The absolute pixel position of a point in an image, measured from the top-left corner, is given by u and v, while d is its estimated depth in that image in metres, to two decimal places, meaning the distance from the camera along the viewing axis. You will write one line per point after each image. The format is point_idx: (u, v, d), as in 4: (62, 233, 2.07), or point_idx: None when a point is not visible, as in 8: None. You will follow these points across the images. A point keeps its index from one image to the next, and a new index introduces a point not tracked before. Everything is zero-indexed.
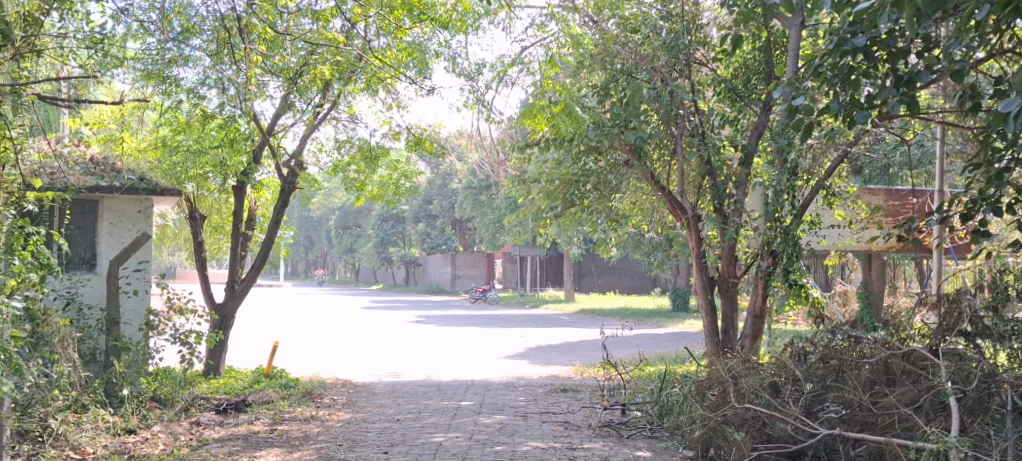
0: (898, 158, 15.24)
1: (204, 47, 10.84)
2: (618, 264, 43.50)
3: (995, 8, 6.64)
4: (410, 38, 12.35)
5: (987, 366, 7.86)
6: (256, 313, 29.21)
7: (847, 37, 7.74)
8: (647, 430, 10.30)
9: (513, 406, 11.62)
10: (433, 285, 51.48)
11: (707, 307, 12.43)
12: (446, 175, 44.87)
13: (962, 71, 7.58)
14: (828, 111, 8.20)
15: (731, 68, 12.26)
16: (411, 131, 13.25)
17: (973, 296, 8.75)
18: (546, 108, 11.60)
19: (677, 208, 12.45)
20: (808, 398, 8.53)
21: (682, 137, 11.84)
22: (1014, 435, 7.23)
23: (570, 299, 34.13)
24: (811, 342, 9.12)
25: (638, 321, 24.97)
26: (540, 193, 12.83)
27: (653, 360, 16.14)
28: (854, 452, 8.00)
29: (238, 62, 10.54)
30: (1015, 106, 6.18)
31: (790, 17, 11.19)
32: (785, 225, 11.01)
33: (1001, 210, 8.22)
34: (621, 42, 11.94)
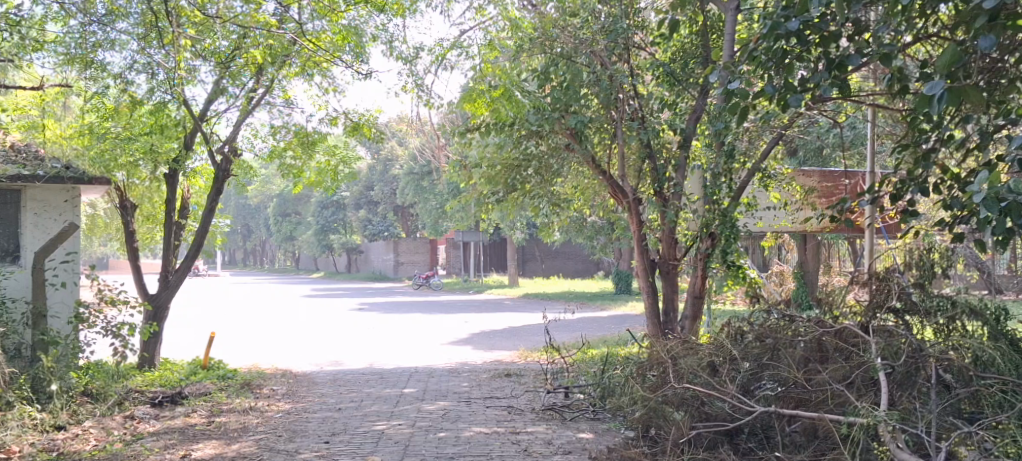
0: (832, 140, 15.52)
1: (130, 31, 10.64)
2: (562, 249, 43.92)
3: None
4: (345, 21, 12.29)
5: (915, 342, 8.03)
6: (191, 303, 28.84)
7: (780, 22, 7.88)
8: (589, 413, 10.39)
9: (456, 392, 11.64)
10: (376, 271, 51.27)
11: (648, 290, 12.53)
12: (386, 160, 44.77)
13: (891, 54, 7.71)
14: (763, 95, 8.27)
15: (669, 52, 12.28)
16: (349, 116, 13.16)
17: (902, 274, 9.03)
18: (486, 93, 11.56)
19: (617, 192, 12.49)
20: (745, 376, 8.62)
21: (622, 121, 11.96)
22: (940, 407, 7.43)
23: (514, 283, 34.24)
24: (747, 322, 9.49)
25: (579, 305, 25.18)
26: (481, 178, 12.69)
27: (596, 343, 16.25)
28: (790, 428, 8.09)
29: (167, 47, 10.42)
30: (939, 89, 6.34)
31: (726, 1, 11.35)
32: (723, 207, 11.25)
33: (929, 191, 8.37)
34: (560, 25, 11.99)
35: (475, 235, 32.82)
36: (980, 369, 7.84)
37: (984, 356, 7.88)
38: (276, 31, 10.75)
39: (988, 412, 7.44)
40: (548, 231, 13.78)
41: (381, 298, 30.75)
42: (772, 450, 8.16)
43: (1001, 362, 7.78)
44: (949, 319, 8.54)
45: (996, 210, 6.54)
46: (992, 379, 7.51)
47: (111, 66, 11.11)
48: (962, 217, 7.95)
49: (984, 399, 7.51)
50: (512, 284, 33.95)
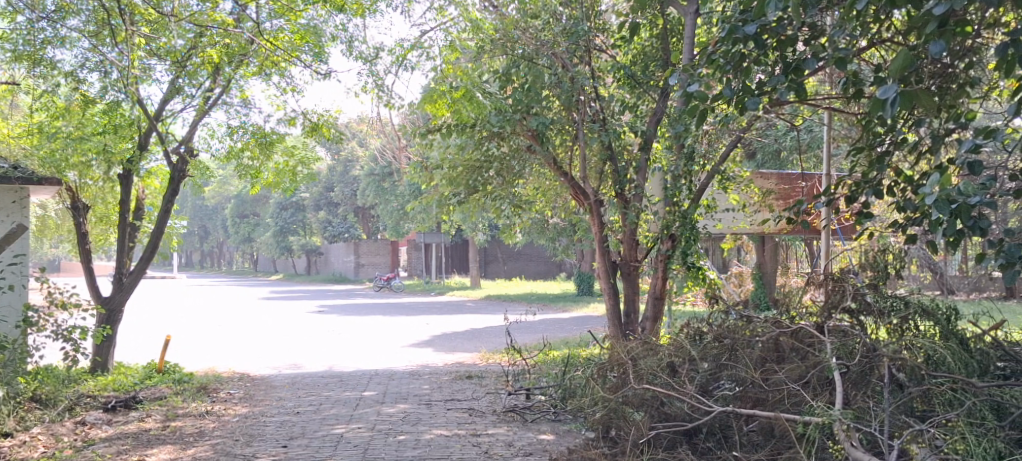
0: (789, 142, 15.68)
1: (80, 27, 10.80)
2: (523, 251, 43.96)
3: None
4: (304, 20, 12.30)
5: (869, 342, 8.13)
6: (145, 306, 28.49)
7: (738, 26, 7.98)
8: (550, 414, 10.42)
9: (417, 394, 11.60)
10: (337, 273, 51.02)
11: (609, 291, 12.57)
12: (347, 161, 44.61)
13: (845, 58, 7.81)
14: (721, 98, 8.35)
15: (629, 54, 12.36)
16: (308, 117, 13.09)
17: (856, 275, 9.16)
18: (448, 94, 11.75)
19: (579, 193, 12.52)
20: (704, 376, 8.73)
21: (583, 123, 11.93)
22: (893, 405, 7.52)
23: (476, 285, 34.21)
24: (706, 322, 9.62)
25: (540, 306, 25.22)
26: (442, 179, 12.60)
27: (558, 344, 16.28)
28: (748, 427, 8.17)
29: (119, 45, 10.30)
30: (892, 93, 6.42)
31: (685, 5, 11.49)
32: (683, 209, 11.36)
33: (882, 194, 8.46)
34: (522, 27, 12.06)
35: (437, 236, 32.76)
36: (932, 368, 7.94)
37: (935, 355, 7.99)
38: (232, 30, 10.68)
39: (939, 410, 7.49)
40: (510, 232, 13.78)
41: (342, 300, 30.58)
42: (730, 450, 8.21)
43: (951, 361, 7.88)
44: (902, 319, 8.65)
45: (946, 211, 6.65)
46: (943, 377, 7.57)
47: (61, 63, 11.16)
48: (915, 219, 8.04)
49: (935, 398, 7.58)
50: (474, 286, 33.91)
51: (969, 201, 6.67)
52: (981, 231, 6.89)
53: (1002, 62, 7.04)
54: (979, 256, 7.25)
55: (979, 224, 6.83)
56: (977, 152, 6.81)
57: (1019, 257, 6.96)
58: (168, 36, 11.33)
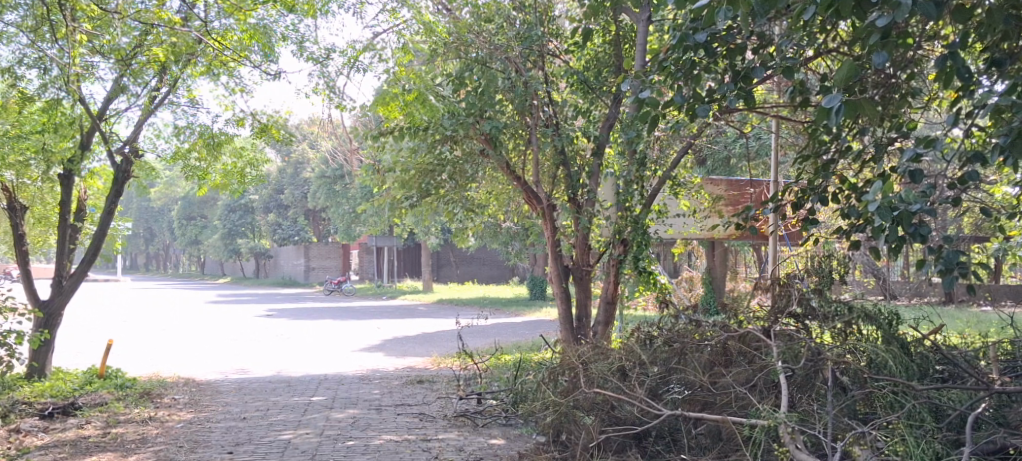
0: (739, 149, 15.84)
1: (19, 23, 10.80)
2: (476, 255, 43.94)
3: (820, 9, 6.78)
4: (253, 20, 12.14)
5: (814, 346, 8.25)
6: (86, 309, 27.97)
7: (688, 34, 8.05)
8: (501, 419, 10.42)
9: (366, 399, 11.53)
10: (287, 276, 50.59)
11: (561, 296, 12.56)
12: (298, 163, 44.30)
13: (793, 68, 7.91)
14: (672, 105, 8.41)
15: (582, 61, 12.46)
16: (257, 118, 12.98)
17: (801, 280, 9.31)
18: (399, 96, 11.62)
19: (532, 198, 12.48)
20: (654, 380, 8.77)
21: (537, 127, 11.98)
22: (837, 408, 7.62)
23: (428, 289, 34.09)
24: (656, 326, 9.70)
25: (492, 310, 25.21)
26: (394, 183, 12.53)
27: (510, 348, 16.27)
28: (696, 431, 8.21)
29: (59, 42, 10.11)
30: (836, 102, 6.49)
31: (638, 12, 11.67)
32: (635, 215, 11.47)
33: (828, 200, 8.56)
34: (475, 31, 12.02)
35: (389, 239, 32.61)
36: (874, 371, 8.02)
37: (877, 359, 8.09)
38: (179, 29, 10.55)
39: (881, 412, 7.58)
40: (463, 237, 13.73)
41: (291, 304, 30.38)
42: (679, 452, 8.29)
43: (893, 364, 7.98)
44: (845, 323, 8.78)
45: (888, 219, 6.75)
46: (885, 380, 7.65)
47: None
48: (858, 226, 8.14)
49: (877, 401, 7.67)
50: (426, 290, 33.82)
51: (910, 209, 6.79)
52: (921, 238, 7.01)
53: (942, 75, 7.18)
54: (919, 262, 7.42)
55: (920, 231, 6.95)
56: (918, 161, 6.93)
57: (957, 263, 7.11)
58: (111, 33, 11.15)
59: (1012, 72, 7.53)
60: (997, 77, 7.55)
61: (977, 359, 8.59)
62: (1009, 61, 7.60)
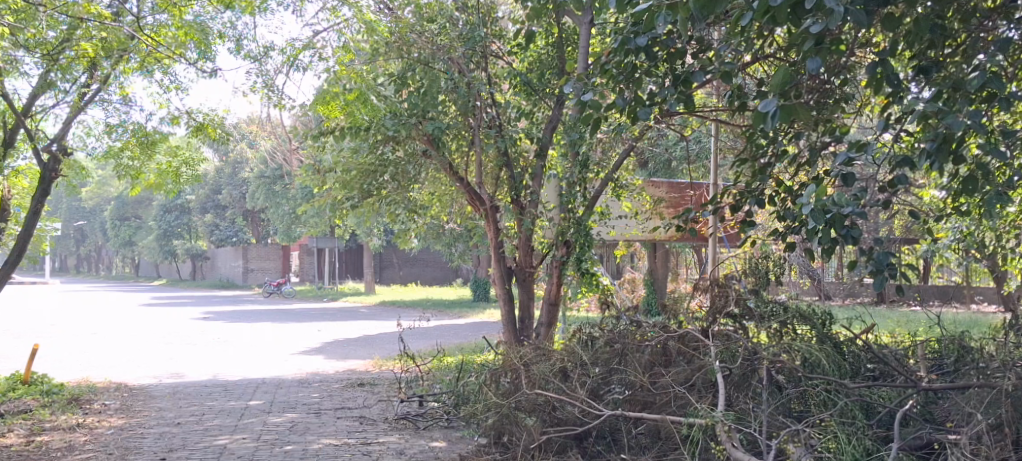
0: (678, 152, 15.99)
1: None
2: (419, 257, 43.83)
3: (756, 15, 6.88)
4: (189, 16, 11.95)
5: (751, 345, 8.32)
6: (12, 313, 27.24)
7: (628, 38, 8.11)
8: (443, 421, 10.36)
9: (306, 403, 11.40)
10: (226, 277, 49.92)
11: (504, 297, 12.51)
12: (236, 162, 43.84)
13: (732, 73, 8.00)
14: (613, 107, 8.47)
15: (526, 62, 12.35)
16: (192, 116, 12.77)
17: (739, 281, 9.36)
18: (340, 95, 11.59)
19: (474, 199, 12.45)
20: (594, 381, 8.78)
21: (479, 129, 11.95)
22: (772, 406, 7.69)
23: (370, 291, 33.90)
24: (598, 327, 9.72)
25: (435, 312, 25.13)
26: (335, 183, 12.39)
27: (452, 350, 16.23)
28: (636, 430, 8.26)
29: None
30: (772, 106, 6.65)
31: (581, 15, 11.77)
32: (578, 216, 11.54)
33: (764, 204, 8.61)
34: (417, 31, 11.91)
35: (330, 240, 32.35)
36: (808, 370, 8.13)
37: (811, 358, 8.17)
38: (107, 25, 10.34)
39: (814, 409, 7.72)
40: (405, 237, 13.61)
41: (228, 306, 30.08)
42: (619, 452, 8.33)
43: (827, 363, 8.12)
44: (781, 323, 8.88)
45: (821, 221, 6.87)
46: (817, 379, 7.77)
47: None
48: (793, 228, 8.24)
49: (811, 399, 7.82)
50: (368, 292, 33.63)
51: (842, 211, 6.89)
52: (853, 240, 7.05)
53: (871, 81, 7.37)
54: (851, 264, 7.48)
55: (851, 233, 7.00)
56: (850, 164, 7.02)
57: (888, 264, 7.18)
58: (36, 27, 10.87)
59: (939, 79, 7.68)
60: (925, 83, 7.68)
61: (907, 358, 8.76)
62: (936, 68, 7.73)
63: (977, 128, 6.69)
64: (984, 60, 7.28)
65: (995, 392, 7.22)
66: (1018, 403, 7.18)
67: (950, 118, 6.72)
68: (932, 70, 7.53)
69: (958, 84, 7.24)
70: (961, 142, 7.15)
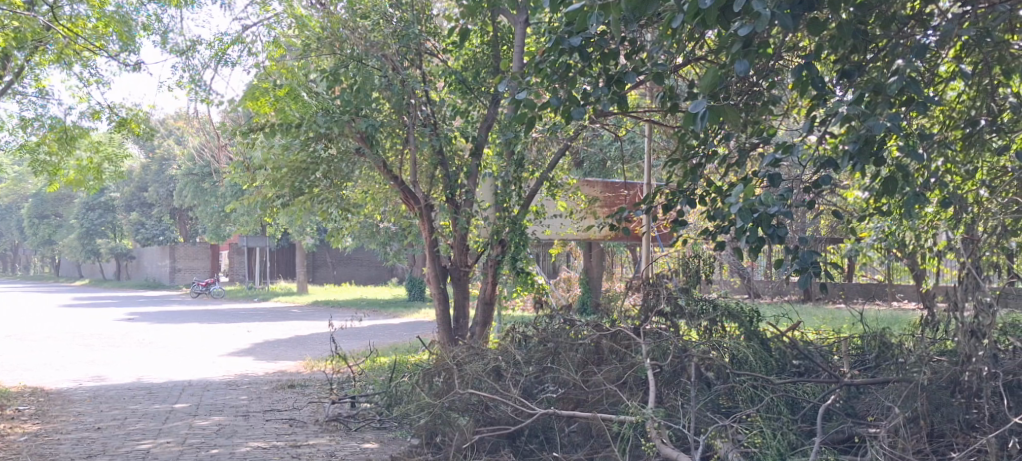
0: (612, 152, 16.10)
1: None
2: (354, 256, 43.54)
3: (687, 17, 6.95)
4: (110, 8, 11.77)
5: (681, 343, 8.39)
6: None
7: (562, 38, 8.10)
8: (375, 422, 10.23)
9: (233, 405, 11.19)
10: (153, 277, 48.95)
11: (439, 296, 12.42)
12: (163, 159, 43.08)
13: (664, 74, 8.04)
14: (547, 106, 8.47)
15: (460, 60, 12.26)
16: (115, 111, 12.46)
17: (670, 280, 9.41)
18: (271, 91, 11.35)
19: (408, 197, 12.28)
20: (528, 380, 8.76)
21: (414, 127, 11.87)
22: (702, 403, 7.76)
23: (304, 291, 33.54)
24: (532, 326, 9.69)
25: (367, 312, 24.90)
26: (265, 180, 12.17)
27: (386, 350, 16.11)
28: (569, 429, 8.26)
29: None
30: (702, 107, 6.66)
31: (516, 14, 11.75)
32: (513, 215, 11.54)
33: (696, 203, 8.71)
34: (349, 27, 11.79)
35: (263, 240, 31.50)
36: (736, 367, 8.30)
37: (738, 355, 8.38)
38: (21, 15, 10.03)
39: (741, 405, 7.82)
40: (339, 236, 13.44)
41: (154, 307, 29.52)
42: (551, 451, 8.30)
43: (754, 359, 8.29)
44: (711, 321, 8.96)
45: (748, 220, 6.94)
46: (745, 375, 7.98)
47: None
48: (722, 227, 8.33)
49: (739, 395, 7.93)
50: (302, 292, 33.29)
51: (769, 211, 6.96)
52: (778, 240, 7.15)
53: (797, 85, 7.52)
54: (777, 261, 7.61)
55: (777, 233, 7.10)
56: (777, 166, 7.19)
57: (812, 263, 7.29)
58: None
59: (861, 83, 7.83)
60: (847, 87, 7.86)
61: (831, 354, 8.91)
62: (858, 73, 7.90)
63: (894, 130, 6.82)
64: (902, 66, 7.49)
65: (912, 386, 7.47)
66: (933, 397, 7.40)
67: (870, 120, 6.84)
68: (854, 75, 7.71)
69: (878, 88, 7.39)
70: (881, 145, 7.29)
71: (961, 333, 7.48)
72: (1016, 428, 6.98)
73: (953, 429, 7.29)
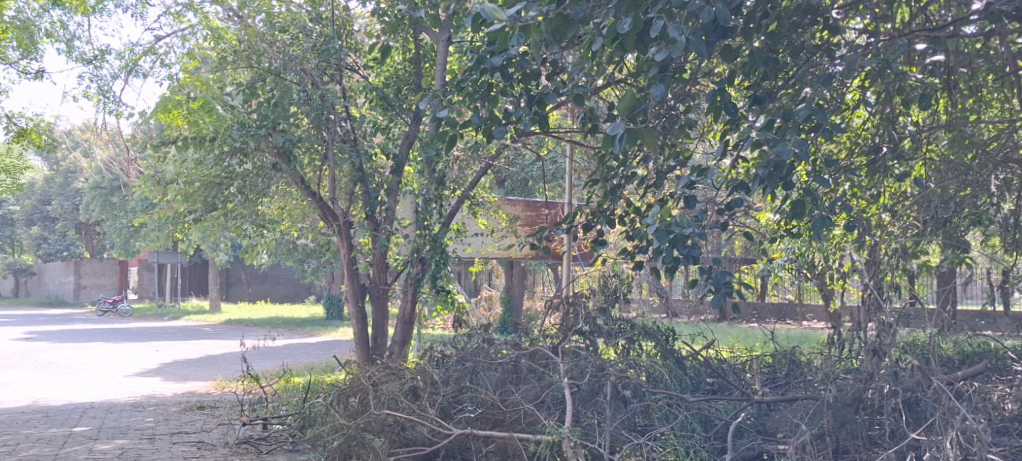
0: (534, 172, 16.12)
1: None
2: (270, 273, 42.85)
3: (605, 41, 7.07)
4: (12, 15, 11.38)
5: (598, 362, 8.35)
6: None
7: (483, 58, 8.05)
8: (288, 444, 9.95)
9: (138, 428, 10.81)
10: (56, 294, 47.33)
11: (357, 316, 12.18)
12: (69, 172, 42.02)
13: (583, 96, 8.13)
14: (469, 125, 8.36)
15: (382, 76, 12.05)
16: (14, 120, 11.97)
17: (588, 298, 9.37)
18: (183, 104, 11.06)
19: (327, 214, 12.01)
20: (445, 400, 8.59)
21: (333, 142, 11.61)
22: (617, 421, 7.74)
23: (217, 309, 32.81)
24: (451, 346, 9.52)
25: (281, 331, 24.38)
26: (176, 196, 11.78)
27: (301, 370, 15.77)
28: (487, 449, 8.26)
29: None
30: (620, 129, 6.66)
31: (438, 32, 11.64)
32: (433, 233, 11.42)
33: (615, 224, 8.72)
34: (267, 40, 11.63)
35: (173, 256, 30.87)
36: (651, 385, 8.36)
37: (654, 374, 8.42)
38: None
39: (656, 423, 7.81)
40: (254, 252, 13.10)
41: (55, 325, 28.45)
42: None
43: (668, 378, 8.37)
44: (628, 339, 8.95)
45: (664, 240, 6.92)
46: (660, 393, 7.91)
47: None
48: (641, 247, 8.32)
49: (654, 413, 7.91)
50: (215, 310, 32.57)
51: (684, 232, 6.97)
52: (694, 261, 7.10)
53: (711, 110, 7.60)
54: (692, 281, 7.60)
55: (692, 253, 7.07)
56: (692, 188, 7.23)
57: (726, 283, 7.27)
58: None
59: (772, 109, 7.89)
60: (759, 112, 7.91)
61: (745, 372, 8.96)
62: (768, 99, 8.00)
63: (803, 156, 6.87)
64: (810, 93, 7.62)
65: (818, 404, 7.58)
66: (837, 414, 7.51)
67: (779, 145, 6.89)
68: (766, 101, 7.79)
69: (788, 115, 7.41)
70: (791, 169, 7.32)
71: (864, 351, 7.79)
72: (913, 442, 7.13)
73: (857, 445, 7.42)
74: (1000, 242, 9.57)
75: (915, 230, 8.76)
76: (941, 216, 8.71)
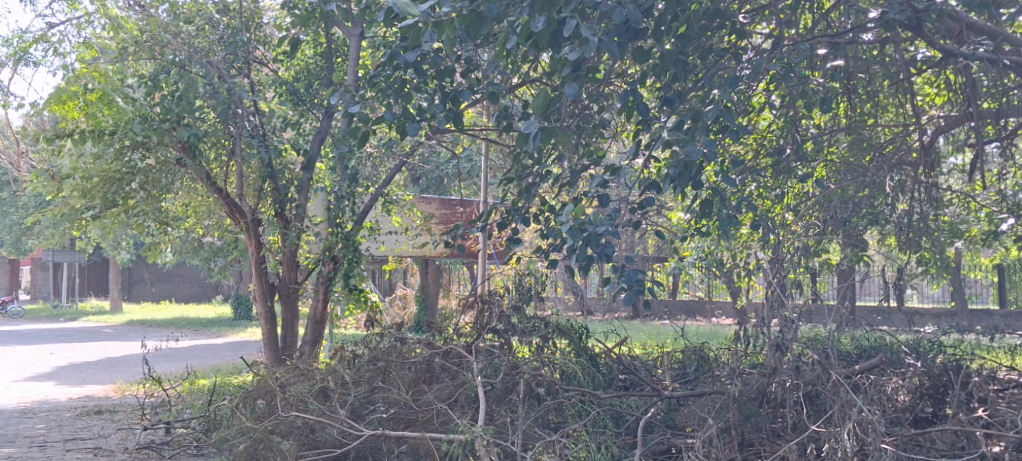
0: (448, 169, 15.91)
1: None
2: (176, 272, 41.74)
3: (520, 39, 6.80)
4: None
5: (511, 360, 8.28)
6: None
7: (396, 54, 7.84)
8: (192, 449, 9.52)
9: (29, 435, 10.30)
10: None
11: (266, 316, 11.80)
12: None
13: (498, 94, 8.01)
14: (381, 121, 8.12)
15: (292, 70, 11.76)
16: None
17: (502, 297, 9.22)
18: (80, 95, 10.54)
19: (234, 211, 11.54)
20: (356, 400, 8.32)
21: (241, 137, 11.06)
22: (529, 419, 7.58)
23: (118, 310, 31.75)
24: (361, 346, 9.28)
25: (186, 332, 23.67)
26: (72, 191, 11.07)
27: (206, 372, 15.31)
28: (398, 450, 7.99)
29: None
30: (534, 128, 6.46)
31: (351, 26, 11.41)
32: (345, 231, 11.21)
33: (530, 223, 8.64)
34: (172, 31, 11.19)
35: (69, 255, 29.75)
36: (565, 382, 8.26)
37: (568, 371, 8.34)
38: None
39: (570, 420, 7.73)
40: (156, 250, 12.66)
41: None
42: None
43: (582, 375, 8.27)
44: (543, 338, 8.80)
45: (577, 238, 6.80)
46: (573, 390, 7.89)
47: None
48: (555, 246, 8.23)
49: (566, 410, 7.84)
50: (115, 310, 31.51)
51: (597, 230, 6.85)
52: (608, 259, 6.94)
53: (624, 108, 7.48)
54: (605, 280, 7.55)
55: (606, 251, 6.91)
56: (606, 187, 7.13)
57: (638, 281, 7.17)
58: None
59: (683, 110, 7.82)
60: (670, 113, 7.87)
61: (658, 369, 8.93)
62: (681, 100, 7.98)
63: (710, 156, 6.79)
64: (718, 95, 7.61)
65: (725, 397, 7.50)
66: (743, 407, 7.46)
67: (688, 145, 6.79)
68: (676, 101, 7.74)
69: (698, 115, 7.44)
70: (700, 169, 7.26)
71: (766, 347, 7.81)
72: (814, 434, 7.14)
73: (761, 437, 7.38)
74: (896, 241, 9.74)
75: (815, 229, 9.09)
76: (840, 215, 9.13)
